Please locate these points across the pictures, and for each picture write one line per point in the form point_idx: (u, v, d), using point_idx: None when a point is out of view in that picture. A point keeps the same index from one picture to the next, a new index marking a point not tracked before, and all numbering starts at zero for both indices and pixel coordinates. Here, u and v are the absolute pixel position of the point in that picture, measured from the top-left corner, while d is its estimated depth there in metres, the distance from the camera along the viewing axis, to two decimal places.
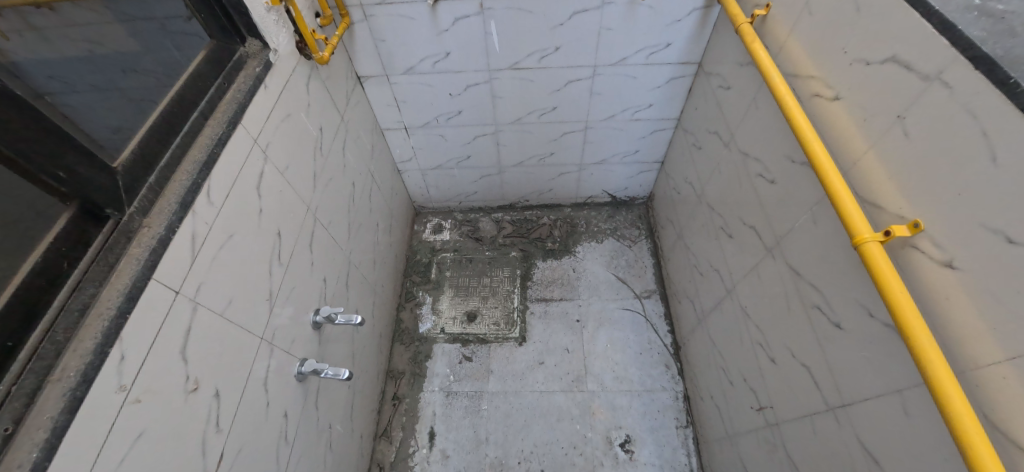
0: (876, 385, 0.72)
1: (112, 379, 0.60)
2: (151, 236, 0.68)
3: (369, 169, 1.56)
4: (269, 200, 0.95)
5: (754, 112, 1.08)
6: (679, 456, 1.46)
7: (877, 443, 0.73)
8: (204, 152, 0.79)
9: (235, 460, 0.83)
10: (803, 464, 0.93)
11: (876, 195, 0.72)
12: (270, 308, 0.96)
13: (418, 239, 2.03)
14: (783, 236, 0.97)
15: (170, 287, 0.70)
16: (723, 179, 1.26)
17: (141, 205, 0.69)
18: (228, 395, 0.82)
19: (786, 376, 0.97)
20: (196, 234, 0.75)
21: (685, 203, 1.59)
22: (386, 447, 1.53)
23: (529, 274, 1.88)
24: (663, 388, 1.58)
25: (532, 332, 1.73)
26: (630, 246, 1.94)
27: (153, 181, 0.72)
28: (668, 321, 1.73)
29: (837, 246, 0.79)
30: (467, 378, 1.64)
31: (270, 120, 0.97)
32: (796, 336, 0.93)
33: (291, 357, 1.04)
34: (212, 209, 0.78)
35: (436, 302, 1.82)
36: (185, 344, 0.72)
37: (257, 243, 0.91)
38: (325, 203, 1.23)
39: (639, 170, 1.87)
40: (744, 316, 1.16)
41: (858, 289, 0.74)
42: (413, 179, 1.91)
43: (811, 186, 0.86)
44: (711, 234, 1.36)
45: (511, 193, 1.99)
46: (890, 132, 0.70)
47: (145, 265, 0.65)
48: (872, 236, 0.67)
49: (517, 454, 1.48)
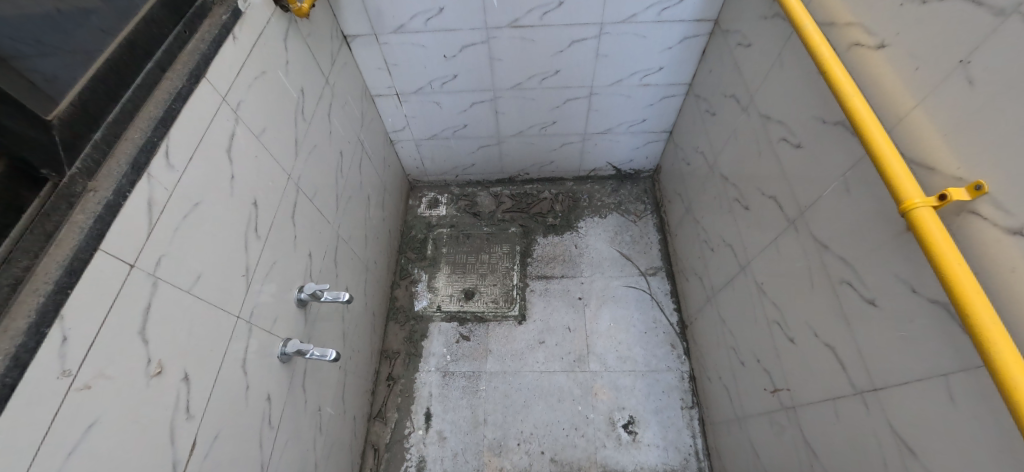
0: (916, 368, 0.65)
1: (52, 363, 0.52)
2: (97, 201, 0.59)
3: (359, 139, 1.46)
4: (243, 166, 0.86)
5: (779, 70, 0.98)
6: (684, 438, 1.41)
7: (913, 431, 0.66)
8: (160, 107, 0.69)
9: (211, 448, 0.77)
10: (821, 451, 0.87)
11: (927, 155, 0.63)
12: (248, 284, 0.88)
13: (413, 214, 1.94)
14: (808, 206, 0.88)
15: (124, 260, 0.61)
16: (740, 147, 1.17)
17: (85, 166, 0.60)
18: (199, 378, 0.75)
19: (806, 357, 0.90)
20: (154, 201, 0.66)
21: (695, 175, 1.50)
22: (381, 428, 1.48)
23: (529, 250, 1.80)
24: (668, 368, 1.53)
25: (533, 310, 1.66)
26: (635, 221, 1.85)
27: (99, 139, 0.63)
28: (674, 299, 1.66)
29: (875, 214, 0.71)
30: (465, 357, 1.58)
31: (241, 76, 0.87)
32: (820, 314, 0.86)
33: (273, 337, 0.97)
34: (173, 172, 0.69)
35: (432, 279, 1.75)
36: (144, 324, 0.65)
37: (230, 213, 0.82)
38: (310, 173, 1.14)
39: (646, 141, 1.77)
40: (759, 293, 1.09)
41: (900, 262, 0.66)
42: (407, 151, 1.81)
43: (846, 149, 0.77)
44: (724, 207, 1.28)
45: (510, 165, 1.89)
46: (947, 82, 0.61)
47: (89, 234, 0.56)
48: (924, 201, 0.59)
49: (517, 435, 1.43)
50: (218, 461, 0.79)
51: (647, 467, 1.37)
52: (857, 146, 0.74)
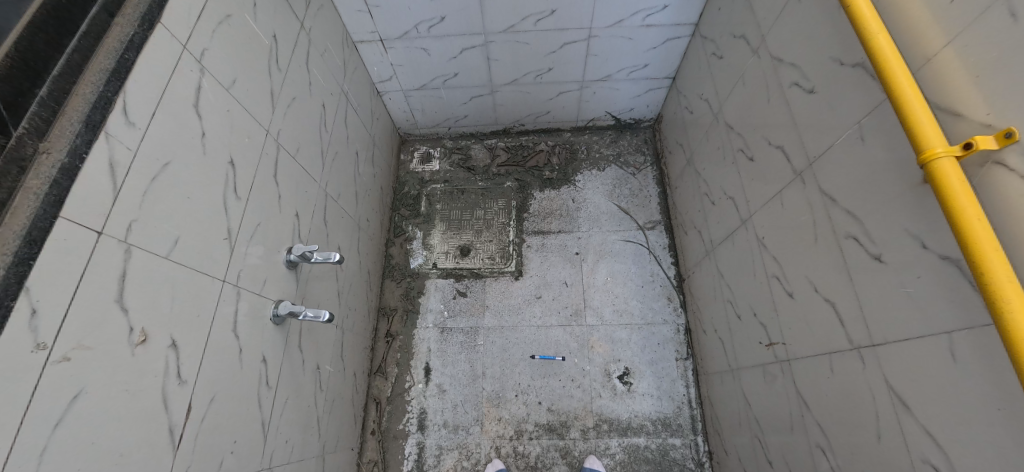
0: (918, 325, 0.64)
1: (24, 337, 0.50)
2: (51, 163, 0.54)
3: (343, 90, 1.37)
4: (214, 122, 0.80)
5: (795, 6, 0.89)
6: (678, 387, 1.45)
7: (909, 385, 0.66)
8: (112, 57, 0.62)
9: (208, 410, 0.78)
10: (813, 402, 0.88)
11: (955, 100, 0.58)
12: (232, 247, 0.85)
13: (406, 169, 1.88)
14: (818, 156, 0.83)
15: (89, 228, 0.57)
16: (748, 93, 1.10)
17: (33, 125, 0.55)
18: (188, 344, 0.73)
19: (805, 312, 0.89)
20: (116, 162, 0.61)
21: (698, 124, 1.43)
22: (382, 382, 1.52)
23: (525, 205, 1.75)
24: (664, 321, 1.54)
25: (529, 265, 1.65)
26: (634, 173, 1.79)
27: (45, 96, 0.57)
28: (673, 253, 1.64)
29: (892, 165, 0.67)
30: (462, 313, 1.59)
31: (203, 21, 0.78)
32: (821, 269, 0.83)
33: (264, 299, 0.95)
34: (135, 130, 0.64)
35: (427, 236, 1.72)
36: (121, 293, 0.62)
37: (204, 173, 0.77)
38: (290, 128, 1.07)
39: (647, 88, 1.68)
40: (760, 247, 1.06)
41: (914, 216, 0.63)
42: (396, 102, 1.72)
43: (865, 94, 0.72)
44: (728, 159, 1.22)
45: (505, 116, 1.81)
46: (986, 17, 0.55)
47: (46, 201, 0.52)
48: (947, 150, 0.55)
49: (514, 387, 1.47)
50: (217, 423, 0.80)
51: (641, 415, 1.42)
52: (878, 90, 0.69)
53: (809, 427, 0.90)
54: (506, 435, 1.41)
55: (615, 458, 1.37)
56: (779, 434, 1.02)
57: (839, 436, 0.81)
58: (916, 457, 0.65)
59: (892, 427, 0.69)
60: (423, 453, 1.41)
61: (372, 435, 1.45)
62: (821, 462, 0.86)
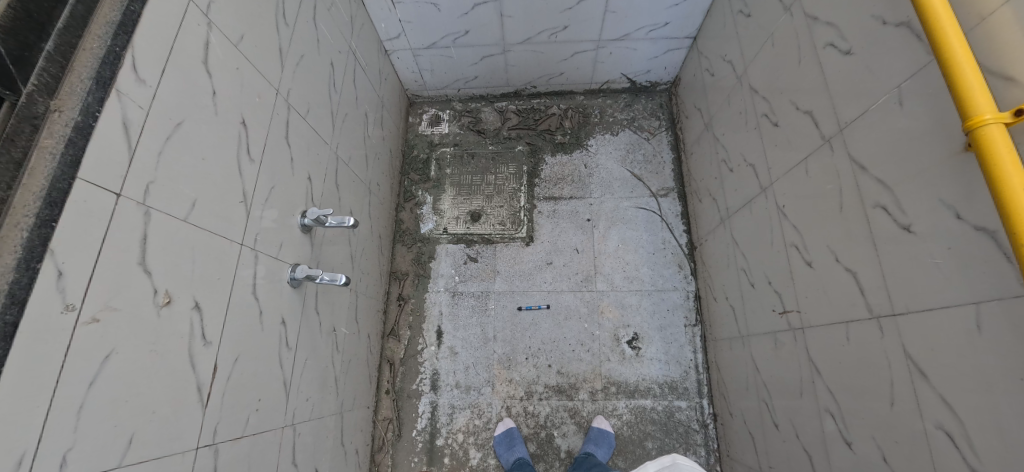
0: (944, 296, 0.63)
1: (53, 299, 0.50)
2: (63, 123, 0.52)
3: (351, 48, 1.32)
4: (225, 80, 0.78)
5: None
6: (686, 353, 1.47)
7: (930, 355, 0.66)
8: (117, 8, 0.59)
9: (233, 371, 0.79)
10: (825, 369, 0.89)
11: (1009, 64, 0.56)
12: (248, 211, 0.84)
13: (414, 132, 1.84)
14: (850, 122, 0.80)
15: (108, 189, 0.56)
16: (776, 55, 1.05)
17: (43, 82, 0.53)
18: (210, 306, 0.74)
19: (822, 281, 0.89)
20: (129, 120, 0.59)
21: (719, 88, 1.38)
22: (395, 344, 1.55)
23: (537, 170, 1.73)
24: (674, 288, 1.55)
25: (540, 231, 1.64)
26: (649, 138, 1.75)
27: (52, 51, 0.55)
28: (685, 221, 1.63)
29: (933, 132, 0.64)
30: (473, 278, 1.60)
31: None
32: (844, 238, 0.82)
33: (281, 263, 0.95)
34: (145, 88, 0.61)
35: (437, 201, 1.71)
36: (144, 255, 0.62)
37: (218, 134, 0.75)
38: (300, 88, 1.04)
39: (667, 49, 1.61)
40: (779, 216, 1.04)
41: (952, 186, 0.62)
42: (405, 62, 1.66)
43: (910, 56, 0.68)
44: (750, 124, 1.18)
45: (517, 77, 1.75)
46: None
47: (62, 161, 0.51)
48: (996, 117, 0.53)
49: (524, 350, 1.50)
50: (241, 382, 0.82)
51: (648, 379, 1.45)
52: (924, 51, 0.65)
53: (818, 392, 0.92)
54: (516, 396, 1.45)
55: (622, 419, 1.42)
56: (787, 400, 1.04)
57: (850, 402, 0.83)
58: (930, 424, 0.66)
59: (907, 395, 0.70)
60: (436, 411, 1.46)
61: (386, 394, 1.50)
62: (829, 426, 0.88)
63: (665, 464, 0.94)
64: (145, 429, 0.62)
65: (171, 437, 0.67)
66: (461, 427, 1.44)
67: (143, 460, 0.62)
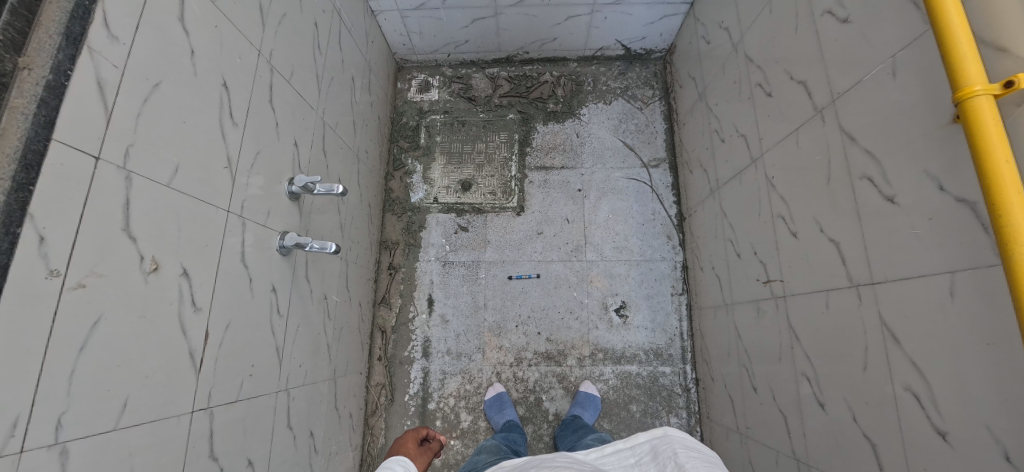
0: (922, 266, 0.65)
1: (36, 265, 0.49)
2: (34, 81, 0.50)
3: (336, 7, 1.27)
4: (204, 39, 0.74)
5: None
6: (672, 321, 1.52)
7: (903, 322, 0.69)
8: None
9: (224, 337, 0.80)
10: (805, 335, 0.93)
11: (1006, 35, 0.56)
12: (233, 176, 0.82)
13: (403, 99, 1.79)
14: (843, 92, 0.80)
15: (86, 152, 0.54)
16: (774, 22, 1.03)
17: (8, 37, 0.50)
18: (198, 273, 0.74)
19: (807, 251, 0.91)
20: (104, 80, 0.56)
21: (714, 56, 1.35)
22: (386, 313, 1.57)
23: (528, 138, 1.70)
24: (662, 258, 1.57)
25: (531, 201, 1.63)
26: (641, 108, 1.73)
27: (16, 4, 0.52)
28: (675, 192, 1.64)
29: (925, 104, 0.64)
30: (464, 248, 1.60)
31: None
32: (831, 209, 0.83)
33: (268, 231, 0.94)
34: (118, 46, 0.58)
35: (427, 170, 1.68)
36: (128, 222, 0.60)
37: (198, 96, 0.73)
38: (283, 49, 1.00)
39: (663, 15, 1.57)
40: (768, 187, 1.05)
41: (939, 157, 0.62)
42: (392, 23, 1.60)
43: (908, 24, 0.67)
44: (743, 94, 1.17)
45: (509, 42, 1.70)
46: None
47: (36, 122, 0.49)
48: (986, 88, 0.53)
49: (515, 318, 1.53)
50: (234, 348, 0.83)
51: (635, 345, 1.50)
52: (920, 20, 0.65)
53: (797, 358, 0.95)
54: (506, 362, 1.49)
55: (609, 383, 1.47)
56: (766, 364, 1.08)
57: (824, 366, 0.86)
58: (899, 386, 0.70)
59: (880, 359, 0.73)
60: (428, 377, 1.49)
61: (379, 361, 1.52)
62: (805, 389, 0.92)
63: (655, 434, 0.75)
64: (139, 393, 0.63)
65: (165, 401, 0.67)
66: (453, 392, 1.48)
67: (139, 424, 0.63)
